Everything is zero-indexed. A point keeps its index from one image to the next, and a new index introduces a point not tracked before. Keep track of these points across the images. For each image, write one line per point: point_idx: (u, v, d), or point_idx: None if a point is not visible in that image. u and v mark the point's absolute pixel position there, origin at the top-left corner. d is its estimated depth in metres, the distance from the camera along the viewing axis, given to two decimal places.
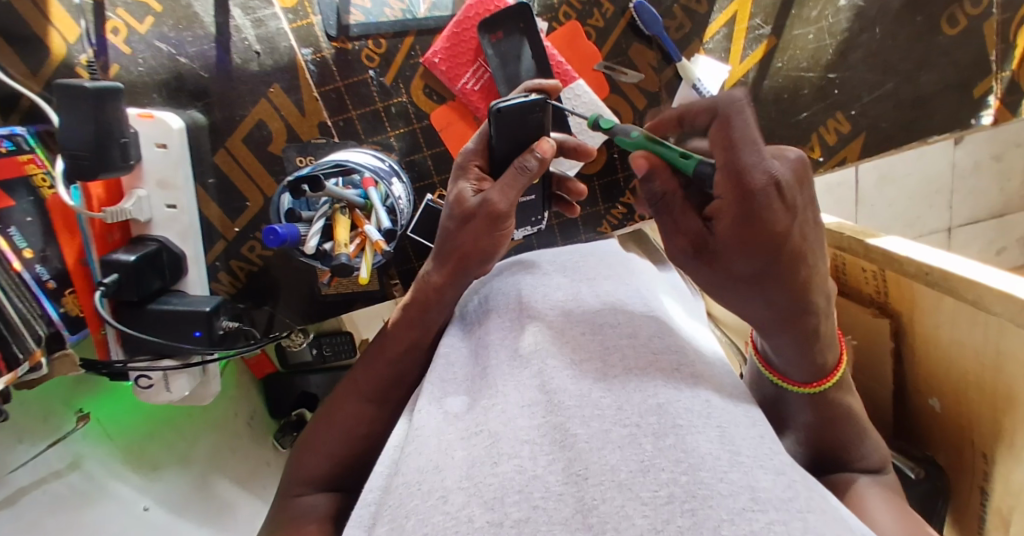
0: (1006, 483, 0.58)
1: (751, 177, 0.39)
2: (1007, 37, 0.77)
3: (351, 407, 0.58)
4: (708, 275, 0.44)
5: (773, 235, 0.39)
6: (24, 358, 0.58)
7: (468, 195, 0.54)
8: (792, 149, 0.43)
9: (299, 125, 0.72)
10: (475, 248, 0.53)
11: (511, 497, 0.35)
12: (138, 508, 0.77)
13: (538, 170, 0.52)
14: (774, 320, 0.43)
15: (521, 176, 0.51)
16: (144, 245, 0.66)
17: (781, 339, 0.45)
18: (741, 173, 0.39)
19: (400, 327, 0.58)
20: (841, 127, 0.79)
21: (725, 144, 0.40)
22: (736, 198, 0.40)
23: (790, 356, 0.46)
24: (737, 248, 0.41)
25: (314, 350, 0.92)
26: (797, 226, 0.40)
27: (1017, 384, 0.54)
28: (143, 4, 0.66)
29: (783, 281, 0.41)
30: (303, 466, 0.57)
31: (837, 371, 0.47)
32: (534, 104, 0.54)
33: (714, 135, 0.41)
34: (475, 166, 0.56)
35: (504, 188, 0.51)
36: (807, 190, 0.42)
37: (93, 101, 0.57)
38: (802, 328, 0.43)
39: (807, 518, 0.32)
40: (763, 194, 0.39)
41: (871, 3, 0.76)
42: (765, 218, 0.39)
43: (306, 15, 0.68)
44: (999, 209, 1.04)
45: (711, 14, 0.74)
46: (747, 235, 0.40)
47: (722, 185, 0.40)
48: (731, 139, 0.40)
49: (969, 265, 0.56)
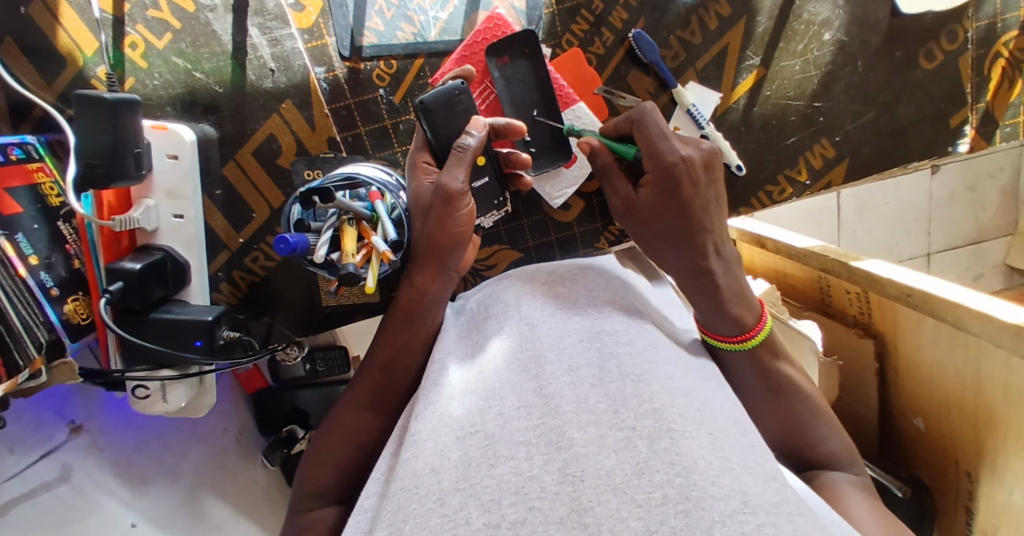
0: (990, 504, 0.60)
1: (664, 161, 0.54)
2: (981, 71, 0.83)
3: (349, 418, 0.58)
4: (635, 230, 0.58)
5: (683, 202, 0.53)
6: (25, 365, 0.57)
7: (422, 189, 0.61)
8: (708, 142, 0.57)
9: (309, 139, 0.74)
10: (443, 237, 0.59)
11: (508, 498, 0.35)
12: (126, 524, 0.74)
13: (476, 144, 0.59)
14: (685, 272, 0.54)
15: (463, 154, 0.59)
16: (149, 253, 0.66)
17: (687, 289, 0.55)
18: (658, 159, 0.54)
19: (392, 332, 0.59)
20: (826, 152, 0.84)
21: (644, 139, 0.55)
22: (654, 176, 0.54)
23: (703, 311, 0.54)
24: (652, 209, 0.55)
25: (307, 365, 0.90)
26: (699, 198, 0.54)
27: (997, 403, 0.56)
28: (162, 21, 0.69)
29: (689, 242, 0.54)
30: (311, 479, 0.56)
31: (756, 331, 0.53)
32: (452, 89, 0.64)
33: (635, 134, 0.56)
34: (424, 163, 0.63)
35: (450, 168, 0.58)
36: (714, 169, 0.55)
37: (111, 112, 0.60)
38: (702, 285, 0.53)
39: (796, 521, 0.34)
40: (674, 168, 0.53)
41: (854, 38, 0.81)
42: (681, 187, 0.53)
43: (321, 36, 0.71)
44: (974, 236, 1.09)
45: (704, 45, 0.79)
46: (663, 200, 0.54)
47: (649, 167, 0.55)
48: (647, 134, 0.55)
49: (945, 286, 0.59)
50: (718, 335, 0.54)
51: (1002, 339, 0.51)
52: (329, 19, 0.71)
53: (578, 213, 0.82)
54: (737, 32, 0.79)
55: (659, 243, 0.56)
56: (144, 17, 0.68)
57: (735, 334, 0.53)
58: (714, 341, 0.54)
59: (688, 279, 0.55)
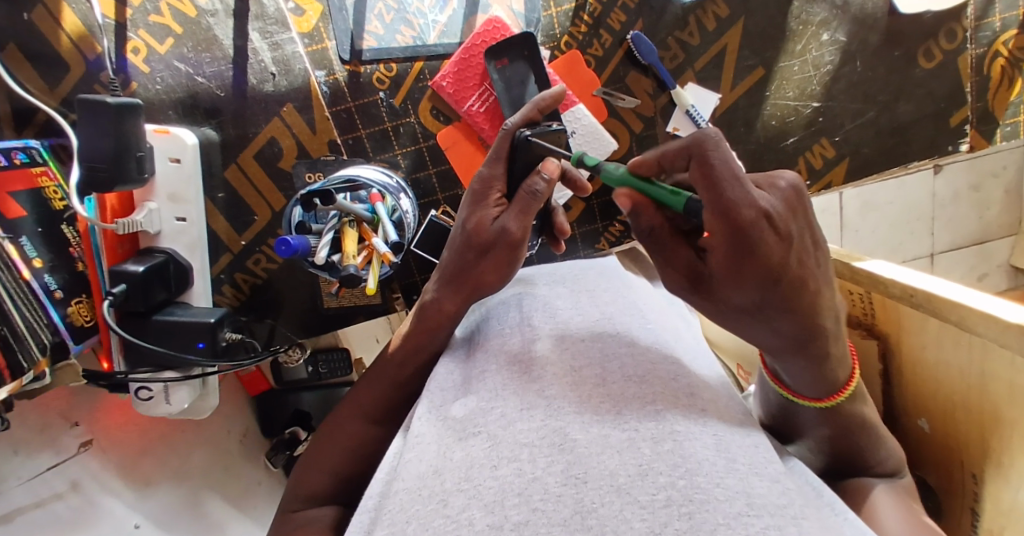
0: (996, 505, 0.59)
1: (740, 220, 0.37)
2: (981, 70, 0.83)
3: (353, 426, 0.56)
4: (710, 303, 0.44)
5: (772, 267, 0.38)
6: (29, 368, 0.59)
7: (487, 221, 0.53)
8: (786, 175, 0.42)
9: (310, 142, 0.75)
10: (491, 277, 0.54)
11: (511, 500, 0.35)
12: (129, 526, 0.76)
13: (548, 192, 0.51)
14: (781, 343, 0.43)
15: (533, 202, 0.51)
16: (152, 256, 0.67)
17: (795, 363, 0.44)
18: (734, 216, 0.37)
19: (401, 349, 0.57)
20: (827, 152, 0.84)
21: (707, 186, 0.37)
22: (729, 241, 0.38)
23: (795, 375, 0.46)
24: (730, 283, 0.40)
25: (309, 368, 0.87)
26: (792, 255, 0.39)
27: (1002, 405, 0.56)
28: (163, 26, 0.69)
29: (784, 310, 0.40)
30: (305, 484, 0.54)
31: (846, 388, 0.46)
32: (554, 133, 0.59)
33: (693, 174, 0.38)
34: (494, 190, 0.54)
35: (519, 214, 0.51)
36: (799, 216, 0.40)
37: (113, 116, 0.61)
38: (798, 352, 0.43)
39: (801, 523, 0.33)
40: (754, 228, 0.37)
41: (852, 38, 0.81)
42: (768, 256, 0.38)
43: (321, 40, 0.72)
44: (980, 236, 1.00)
45: (703, 46, 0.79)
46: (743, 268, 0.39)
47: (711, 222, 0.38)
48: (711, 180, 0.37)
49: (950, 287, 0.59)
50: (798, 393, 0.48)
51: (1008, 340, 0.51)
52: (329, 23, 0.72)
53: (578, 213, 0.83)
54: (735, 32, 0.79)
55: (756, 324, 0.42)
56: (146, 22, 0.69)
57: (820, 394, 0.46)
58: (787, 394, 0.49)
59: (789, 356, 0.44)
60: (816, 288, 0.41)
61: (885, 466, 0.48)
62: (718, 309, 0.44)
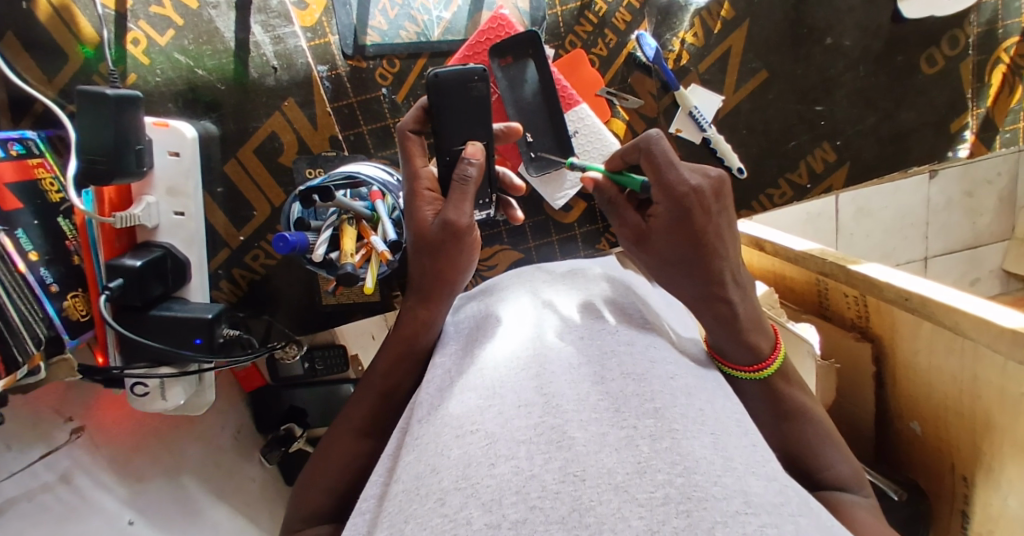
0: (985, 507, 0.60)
1: (676, 195, 0.49)
2: (982, 77, 0.83)
3: (346, 439, 0.55)
4: (646, 259, 0.54)
5: (695, 230, 0.49)
6: (23, 362, 0.56)
7: (428, 221, 0.55)
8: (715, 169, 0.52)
9: (311, 138, 0.74)
10: (453, 266, 0.55)
11: (509, 498, 0.34)
12: (122, 522, 0.74)
13: (478, 174, 0.55)
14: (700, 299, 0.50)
15: (465, 186, 0.55)
16: (149, 251, 0.66)
17: (707, 319, 0.50)
18: (670, 190, 0.49)
19: (392, 354, 0.56)
20: (828, 157, 0.84)
21: (654, 169, 0.50)
22: (669, 210, 0.49)
23: (716, 336, 0.50)
24: (666, 244, 0.50)
25: (305, 364, 0.88)
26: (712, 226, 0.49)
27: (994, 409, 0.56)
28: (164, 18, 0.68)
29: (707, 273, 0.49)
30: (304, 502, 0.53)
31: (768, 361, 0.50)
32: (471, 73, 0.59)
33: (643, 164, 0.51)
34: (426, 189, 0.56)
35: (458, 204, 0.54)
36: (723, 198, 0.50)
37: (114, 109, 0.60)
38: (713, 312, 0.49)
39: (798, 522, 0.33)
40: (686, 200, 0.48)
41: (856, 43, 0.81)
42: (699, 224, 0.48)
43: (324, 34, 0.71)
44: (972, 241, 1.01)
45: (706, 48, 0.79)
46: (675, 233, 0.49)
47: (657, 197, 0.50)
48: (655, 163, 0.50)
49: (942, 290, 0.59)
50: (732, 363, 0.51)
51: (1000, 343, 0.51)
52: (332, 18, 0.71)
53: (579, 214, 0.83)
54: (739, 35, 0.79)
55: (687, 283, 0.50)
56: (147, 13, 0.68)
57: (749, 363, 0.50)
58: (725, 368, 0.51)
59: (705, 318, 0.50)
60: (726, 256, 0.50)
61: (834, 470, 0.48)
62: (661, 275, 0.52)
